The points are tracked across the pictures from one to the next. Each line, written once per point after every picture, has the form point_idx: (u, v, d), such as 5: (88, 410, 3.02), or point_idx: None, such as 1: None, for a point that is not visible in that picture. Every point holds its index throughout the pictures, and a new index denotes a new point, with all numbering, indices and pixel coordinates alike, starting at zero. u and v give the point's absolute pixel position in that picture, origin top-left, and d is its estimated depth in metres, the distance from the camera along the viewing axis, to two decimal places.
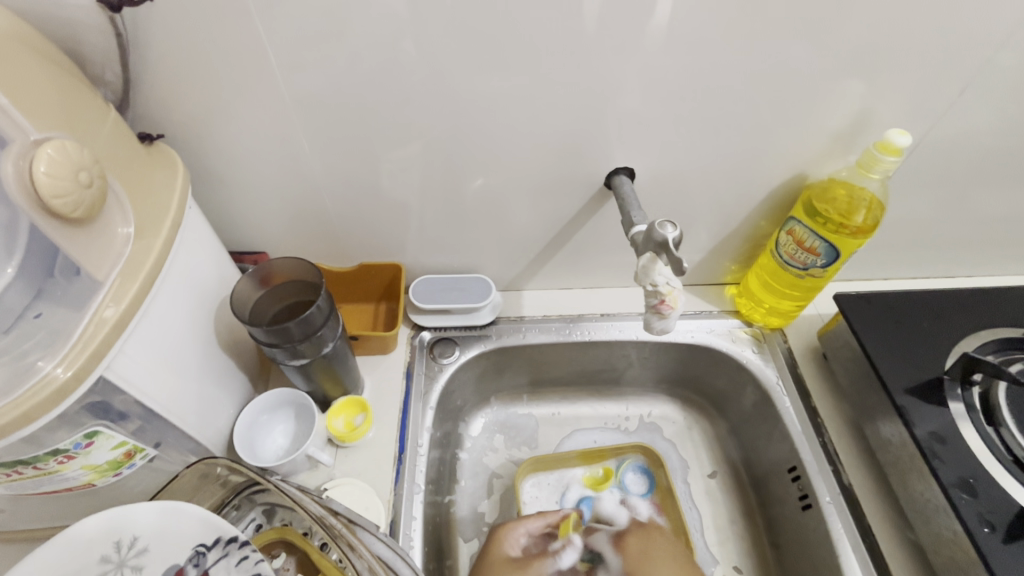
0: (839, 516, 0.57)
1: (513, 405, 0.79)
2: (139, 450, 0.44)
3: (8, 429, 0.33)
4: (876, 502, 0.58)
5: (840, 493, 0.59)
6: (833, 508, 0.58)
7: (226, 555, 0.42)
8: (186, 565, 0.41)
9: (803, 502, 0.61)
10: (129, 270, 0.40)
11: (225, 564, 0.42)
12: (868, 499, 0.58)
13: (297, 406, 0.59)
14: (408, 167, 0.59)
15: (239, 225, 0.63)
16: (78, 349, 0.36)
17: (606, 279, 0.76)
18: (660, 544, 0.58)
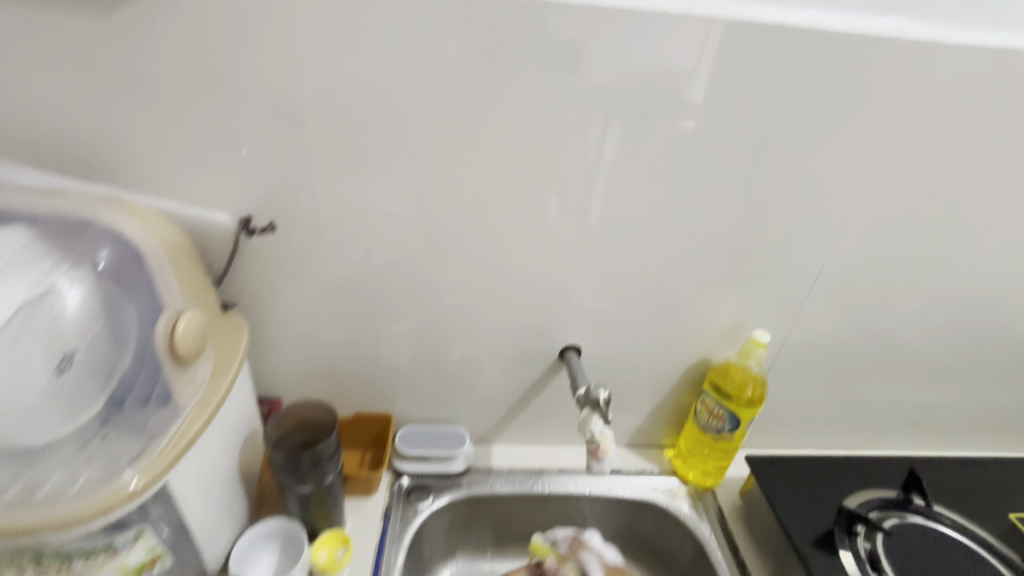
0: None
1: (478, 561, 0.85)
2: (162, 557, 0.52)
3: (87, 518, 0.44)
4: None
5: None
6: None
7: None
8: None
9: None
10: (203, 402, 0.52)
11: None
12: None
13: (285, 539, 0.66)
14: (409, 335, 0.77)
15: (265, 375, 0.78)
16: (153, 464, 0.47)
17: (563, 438, 0.89)
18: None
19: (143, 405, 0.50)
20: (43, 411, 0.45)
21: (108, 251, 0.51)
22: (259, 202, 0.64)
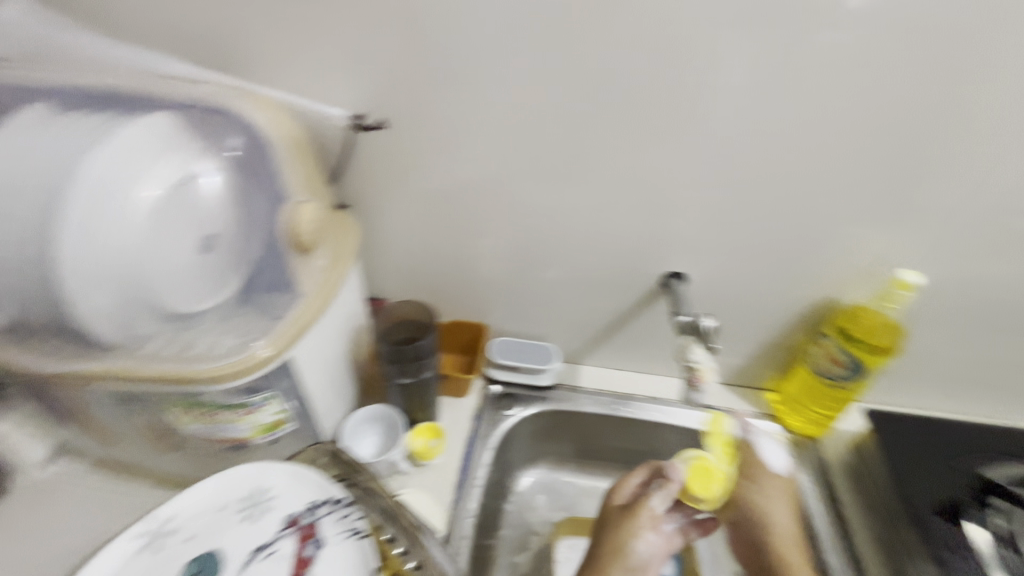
0: None
1: (558, 471, 0.89)
2: (286, 420, 0.59)
3: (225, 377, 0.50)
4: None
5: None
6: None
7: (330, 511, 0.55)
8: (301, 513, 0.55)
9: None
10: (319, 290, 0.57)
11: (329, 518, 0.55)
12: None
13: (387, 424, 0.73)
14: (505, 252, 0.76)
15: (373, 275, 0.83)
16: (278, 340, 0.53)
17: (656, 367, 0.87)
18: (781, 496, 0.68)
19: (269, 291, 0.57)
20: (192, 285, 0.52)
21: (236, 138, 0.53)
22: (370, 105, 0.64)
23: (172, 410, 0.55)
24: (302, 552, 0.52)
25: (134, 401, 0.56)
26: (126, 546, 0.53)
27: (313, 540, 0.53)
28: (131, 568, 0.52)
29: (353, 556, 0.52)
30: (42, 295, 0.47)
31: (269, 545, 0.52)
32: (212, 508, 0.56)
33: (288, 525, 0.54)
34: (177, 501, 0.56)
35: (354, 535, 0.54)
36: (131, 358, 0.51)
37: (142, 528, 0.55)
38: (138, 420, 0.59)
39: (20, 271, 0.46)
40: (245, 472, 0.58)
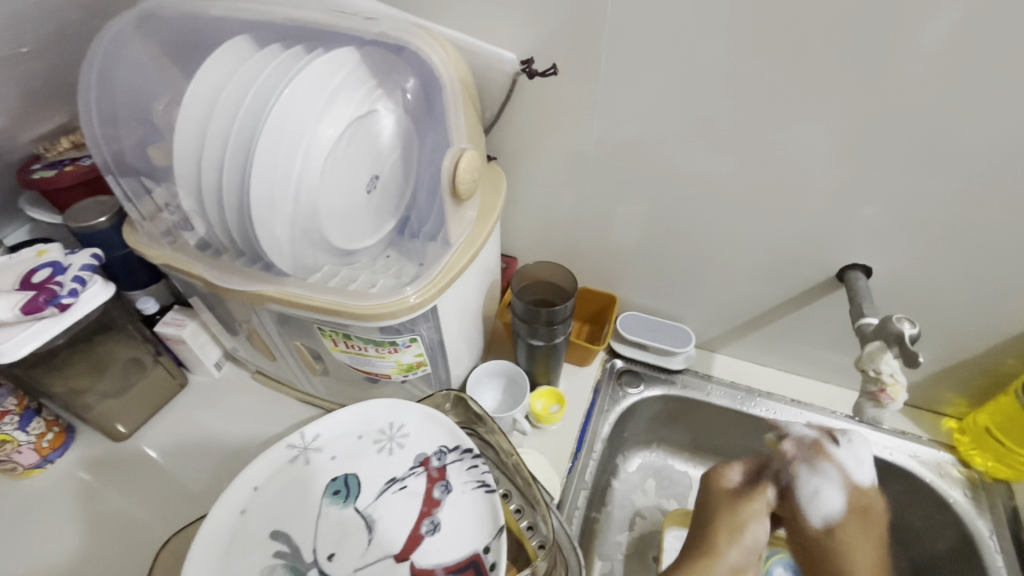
0: None
1: (672, 458, 0.84)
2: (424, 363, 0.61)
3: (379, 317, 0.52)
4: None
5: None
6: None
7: (460, 459, 0.55)
8: (432, 455, 0.56)
9: None
10: (468, 242, 0.57)
11: (459, 465, 0.55)
12: None
13: (509, 380, 0.73)
14: (653, 223, 0.71)
15: (507, 232, 0.81)
16: (429, 287, 0.54)
17: (802, 367, 0.79)
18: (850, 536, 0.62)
19: (416, 238, 0.60)
20: (356, 223, 0.55)
21: (413, 81, 0.53)
22: (540, 48, 0.59)
23: (325, 338, 0.58)
24: (432, 492, 0.54)
25: (292, 324, 0.60)
26: (277, 457, 0.55)
27: (441, 484, 0.54)
28: (282, 479, 0.54)
29: (476, 506, 0.52)
30: (233, 218, 0.50)
31: (402, 480, 0.55)
32: (352, 435, 0.57)
33: (420, 464, 0.56)
34: (324, 421, 0.57)
35: (480, 487, 0.53)
36: (299, 284, 0.53)
37: (290, 441, 0.56)
38: (292, 342, 0.64)
39: (218, 195, 0.49)
40: (382, 406, 0.59)
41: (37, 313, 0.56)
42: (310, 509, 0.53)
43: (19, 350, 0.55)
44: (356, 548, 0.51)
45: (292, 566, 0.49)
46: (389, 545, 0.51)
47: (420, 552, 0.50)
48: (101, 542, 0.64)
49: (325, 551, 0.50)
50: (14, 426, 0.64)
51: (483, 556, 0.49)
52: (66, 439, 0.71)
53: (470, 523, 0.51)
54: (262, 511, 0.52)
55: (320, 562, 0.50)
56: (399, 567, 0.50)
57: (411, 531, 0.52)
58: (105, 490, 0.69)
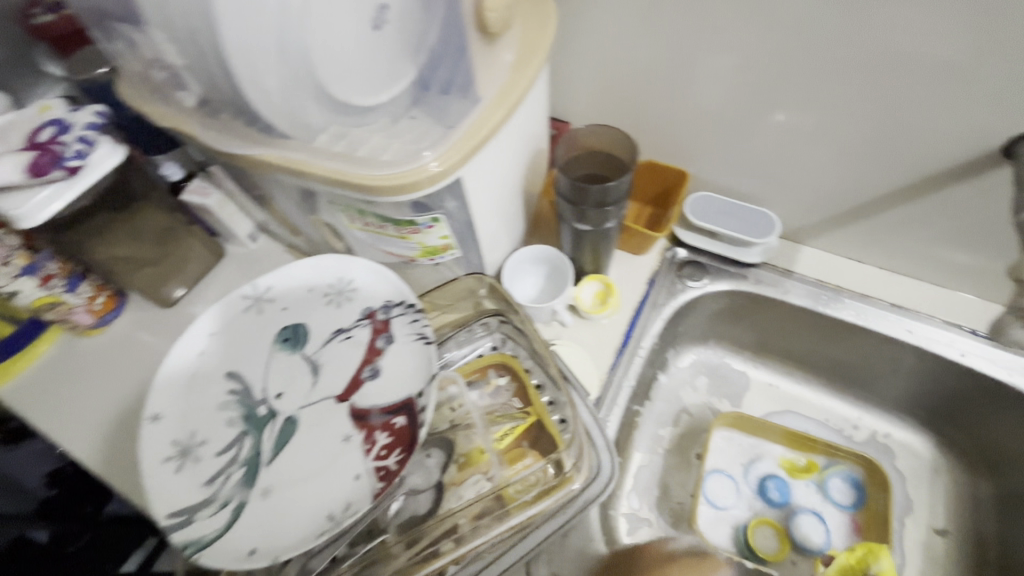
0: None
1: (730, 356, 0.77)
2: (451, 247, 0.54)
3: (393, 192, 0.43)
4: None
5: None
6: None
7: (403, 313, 0.54)
8: (378, 309, 0.54)
9: None
10: (502, 96, 0.46)
11: (402, 319, 0.53)
12: None
13: (551, 268, 0.66)
14: (749, 73, 0.55)
15: (560, 91, 0.67)
16: (453, 153, 0.44)
17: (912, 267, 0.65)
18: None
19: (448, 93, 0.48)
20: (363, 74, 0.44)
21: None
22: None
23: (342, 213, 0.52)
24: (375, 342, 0.53)
25: (309, 197, 0.54)
26: (232, 306, 0.56)
27: (385, 335, 0.53)
28: (238, 325, 0.55)
29: (415, 357, 0.52)
30: (213, 67, 0.40)
31: (348, 331, 0.54)
32: (304, 288, 0.57)
33: (366, 317, 0.54)
34: (275, 274, 0.56)
35: (420, 340, 0.52)
36: (299, 149, 0.46)
37: (244, 291, 0.56)
38: (310, 216, 0.57)
39: (191, 36, 0.39)
40: (332, 260, 0.57)
41: (45, 176, 0.52)
42: (261, 352, 0.53)
43: (39, 215, 0.52)
44: (301, 389, 0.51)
45: (243, 403, 0.50)
46: (332, 387, 0.51)
47: (360, 395, 0.50)
48: None
49: (273, 391, 0.51)
50: (62, 289, 0.64)
51: (416, 400, 0.49)
52: (117, 302, 0.72)
53: (408, 370, 0.51)
54: (216, 356, 0.53)
55: (269, 400, 0.50)
56: (341, 407, 0.50)
57: (353, 375, 0.52)
58: (157, 353, 0.71)
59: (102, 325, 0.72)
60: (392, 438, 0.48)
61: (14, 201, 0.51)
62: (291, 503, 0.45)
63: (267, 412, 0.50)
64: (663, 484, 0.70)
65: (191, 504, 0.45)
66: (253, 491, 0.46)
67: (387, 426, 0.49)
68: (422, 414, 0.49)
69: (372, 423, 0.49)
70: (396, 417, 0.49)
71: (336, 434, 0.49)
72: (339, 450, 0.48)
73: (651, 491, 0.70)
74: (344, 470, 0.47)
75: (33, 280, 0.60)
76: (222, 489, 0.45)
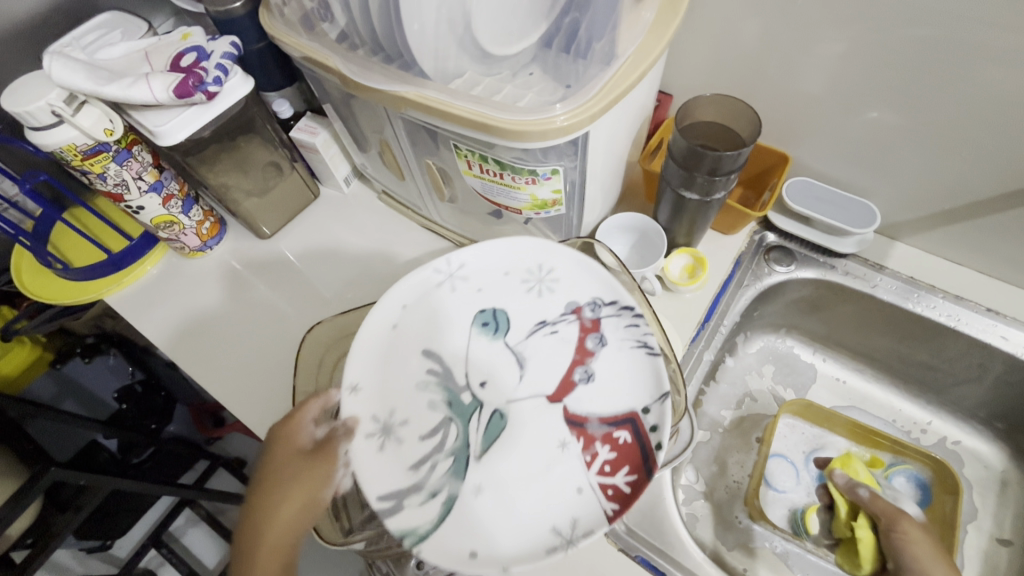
0: None
1: (800, 348, 0.77)
2: (559, 204, 0.55)
3: (522, 139, 0.45)
4: None
5: None
6: None
7: (618, 315, 0.51)
8: (585, 305, 0.52)
9: None
10: (636, 56, 0.47)
11: (616, 320, 0.51)
12: None
13: (639, 238, 0.67)
14: (877, 63, 0.54)
15: (670, 64, 0.67)
16: (585, 105, 0.45)
17: (1013, 276, 0.64)
18: (906, 527, 0.55)
19: (568, 53, 0.50)
20: (498, 20, 0.47)
21: None
22: None
23: (461, 157, 0.53)
24: (585, 341, 0.50)
25: (428, 140, 0.56)
26: (425, 281, 0.55)
27: (596, 335, 0.51)
28: (431, 299, 0.54)
29: (637, 364, 0.49)
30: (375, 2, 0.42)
31: (553, 325, 0.52)
32: (498, 271, 0.55)
33: (571, 313, 0.52)
34: (472, 251, 0.55)
35: (642, 348, 0.49)
36: (434, 83, 0.47)
37: (437, 267, 0.55)
38: (424, 162, 0.60)
39: None
40: (530, 242, 0.56)
41: (189, 98, 0.55)
42: (458, 334, 0.52)
43: (176, 135, 0.57)
44: (508, 382, 0.49)
45: (446, 388, 0.49)
46: (542, 385, 0.49)
47: (573, 397, 0.48)
48: (253, 319, 0.72)
49: (476, 378, 0.50)
50: (179, 211, 0.69)
51: (642, 416, 0.47)
52: (221, 229, 0.77)
53: (631, 375, 0.48)
54: (412, 330, 0.52)
55: (473, 388, 0.49)
56: (555, 409, 0.48)
57: (563, 376, 0.49)
58: (252, 280, 0.75)
59: (204, 250, 0.76)
60: (616, 454, 0.46)
61: (157, 118, 0.56)
62: (508, 487, 0.45)
63: (472, 400, 0.49)
64: (721, 461, 0.72)
65: (401, 489, 0.45)
66: (464, 485, 0.45)
67: (608, 439, 0.46)
68: (652, 436, 0.45)
69: (592, 433, 0.46)
70: (619, 431, 0.46)
71: (553, 438, 0.47)
72: (557, 457, 0.46)
73: (708, 467, 0.71)
74: (564, 483, 0.45)
75: (157, 198, 0.65)
76: (432, 476, 0.45)
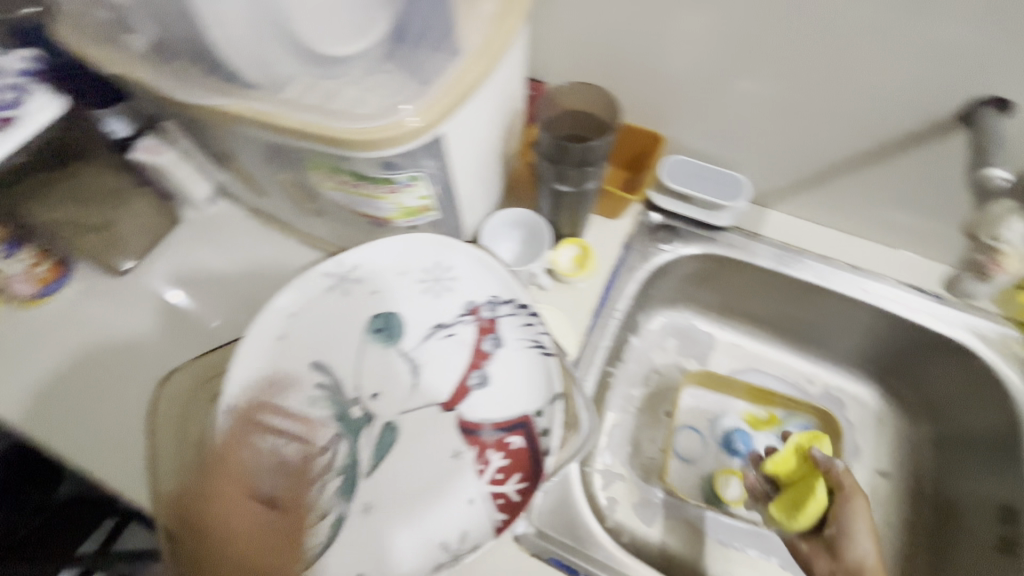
0: None
1: (697, 319, 0.80)
2: (429, 210, 0.52)
3: (371, 147, 0.42)
4: None
5: None
6: None
7: (514, 314, 0.48)
8: (482, 305, 0.49)
9: (1003, 515, 0.59)
10: (484, 48, 0.44)
11: (513, 320, 0.48)
12: None
13: (527, 232, 0.64)
14: (727, 38, 0.56)
15: (538, 51, 0.66)
16: (434, 102, 0.42)
17: (868, 231, 0.69)
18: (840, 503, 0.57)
19: (417, 45, 0.45)
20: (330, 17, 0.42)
21: None
22: None
23: (315, 171, 0.49)
24: (480, 343, 0.47)
25: (279, 155, 0.51)
26: (313, 285, 0.50)
27: (492, 336, 0.48)
28: (320, 306, 0.50)
29: (529, 366, 0.46)
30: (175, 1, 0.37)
31: (449, 328, 0.48)
32: (394, 271, 0.51)
33: (468, 313, 0.49)
34: (364, 252, 0.51)
35: (536, 349, 0.46)
36: (261, 96, 0.43)
37: (327, 268, 0.51)
38: (282, 176, 0.55)
39: None
40: (428, 239, 0.52)
41: None
42: (351, 344, 0.48)
43: None
44: (399, 392, 0.46)
45: (334, 402, 0.46)
46: (435, 393, 0.46)
47: (467, 404, 0.45)
48: (115, 367, 0.64)
49: (368, 391, 0.46)
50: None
51: (534, 420, 0.44)
52: (64, 271, 0.67)
53: (523, 381, 0.45)
54: (301, 340, 0.48)
55: (364, 401, 0.46)
56: (446, 417, 0.44)
57: (458, 381, 0.46)
58: (107, 324, 0.66)
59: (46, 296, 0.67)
60: (508, 461, 0.42)
61: None
62: (393, 500, 0.42)
63: (362, 415, 0.45)
64: (634, 441, 0.73)
65: (284, 513, 0.42)
66: (351, 504, 0.42)
67: (501, 445, 0.43)
68: (541, 441, 0.43)
69: (485, 440, 0.43)
70: (511, 436, 0.43)
71: (445, 449, 0.43)
72: (447, 469, 0.42)
73: (623, 448, 0.72)
74: (455, 493, 0.42)
75: None
76: (318, 499, 0.42)
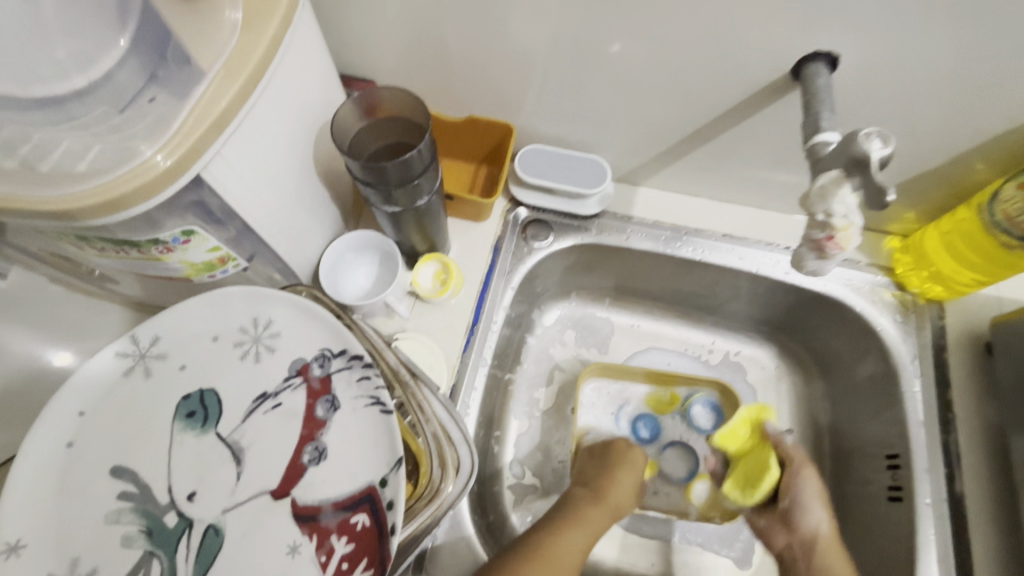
0: (929, 482, 0.55)
1: (592, 306, 0.77)
2: (232, 258, 0.44)
3: (106, 209, 0.33)
4: (981, 483, 0.55)
5: (939, 476, 0.56)
6: (927, 478, 0.56)
7: (348, 368, 0.42)
8: (312, 362, 0.42)
9: (890, 461, 0.60)
10: (232, 67, 0.36)
11: (347, 377, 0.42)
12: (973, 477, 0.55)
13: (382, 254, 0.58)
14: (544, 17, 0.49)
15: (354, 45, 0.57)
16: (177, 140, 0.34)
17: (739, 194, 0.66)
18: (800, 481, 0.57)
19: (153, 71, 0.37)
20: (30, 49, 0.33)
21: None
22: None
23: (69, 241, 0.40)
24: (313, 409, 0.41)
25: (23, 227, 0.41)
26: (105, 372, 0.42)
27: (326, 399, 0.41)
28: (116, 396, 0.41)
29: (369, 427, 0.40)
30: None
31: (276, 397, 0.41)
32: (205, 337, 0.43)
33: (296, 375, 0.42)
34: (164, 321, 0.43)
35: (375, 407, 0.40)
36: None
37: (122, 347, 0.43)
38: (44, 245, 0.45)
39: None
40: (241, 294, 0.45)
41: None
42: (154, 438, 0.40)
43: None
44: (218, 488, 0.39)
45: (144, 514, 0.38)
46: (263, 480, 0.39)
47: (301, 488, 0.39)
48: None
49: (181, 492, 0.38)
50: None
51: (380, 491, 0.38)
52: None
53: (365, 447, 0.40)
54: (93, 445, 0.40)
55: (177, 506, 0.38)
56: (279, 507, 0.38)
57: (289, 461, 0.39)
58: None
59: None
60: (353, 547, 0.37)
61: None
62: None
63: (179, 522, 0.38)
64: (542, 447, 0.69)
65: None
66: None
67: (343, 529, 0.38)
68: (388, 515, 0.37)
69: (325, 526, 0.38)
70: (355, 515, 0.38)
71: (280, 543, 0.37)
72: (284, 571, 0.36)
73: (532, 457, 0.69)
74: None
75: None
76: None
